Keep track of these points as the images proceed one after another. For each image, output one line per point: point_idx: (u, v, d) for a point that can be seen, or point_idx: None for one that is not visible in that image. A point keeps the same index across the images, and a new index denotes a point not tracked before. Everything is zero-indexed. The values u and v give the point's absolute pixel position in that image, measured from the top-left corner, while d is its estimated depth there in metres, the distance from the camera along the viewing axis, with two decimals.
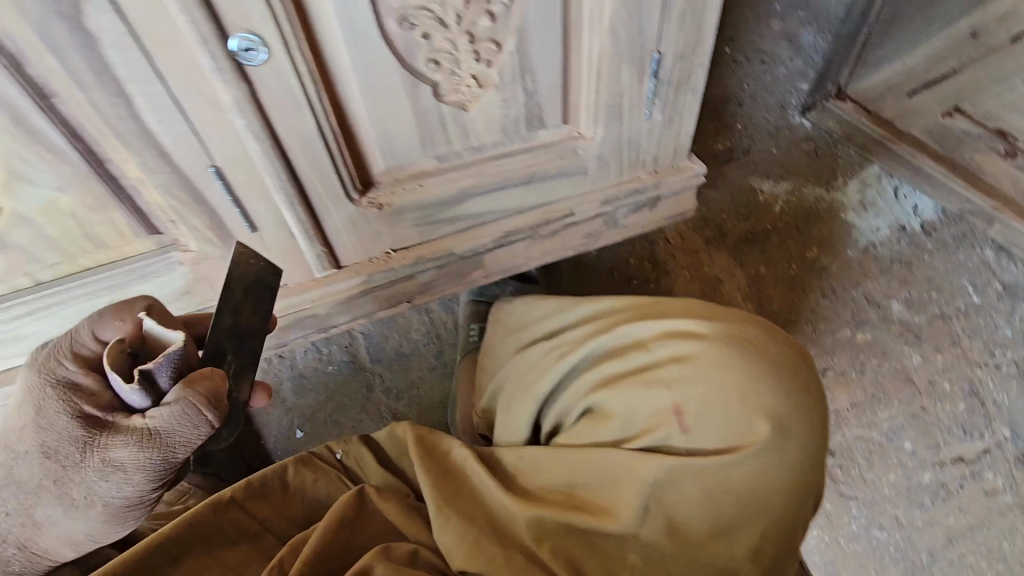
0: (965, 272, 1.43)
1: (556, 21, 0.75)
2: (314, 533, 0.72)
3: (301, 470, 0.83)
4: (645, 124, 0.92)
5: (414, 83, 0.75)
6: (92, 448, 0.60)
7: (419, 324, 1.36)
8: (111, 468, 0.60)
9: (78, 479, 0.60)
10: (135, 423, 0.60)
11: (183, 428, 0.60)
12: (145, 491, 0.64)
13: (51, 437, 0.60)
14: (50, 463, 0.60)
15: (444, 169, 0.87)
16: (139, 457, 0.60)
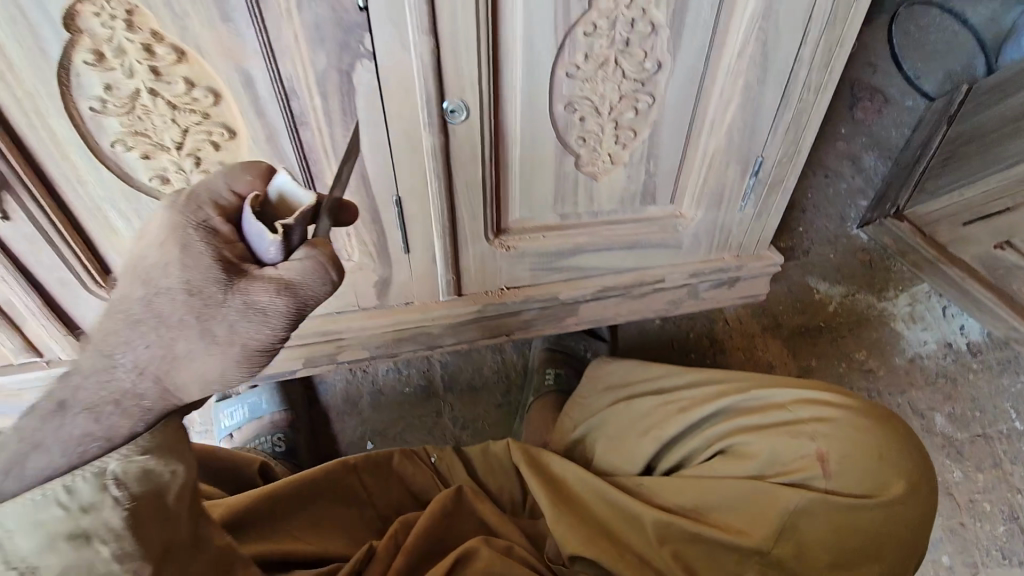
0: (1008, 396, 1.50)
1: (684, 121, 0.92)
2: (422, 517, 0.83)
3: (406, 459, 0.94)
4: (738, 214, 1.07)
5: (563, 152, 0.92)
6: (200, 296, 0.45)
7: (493, 362, 1.48)
8: (219, 325, 0.45)
9: (176, 337, 0.45)
10: (262, 271, 0.47)
11: (320, 282, 0.48)
12: (245, 365, 0.47)
13: (154, 278, 0.46)
14: (146, 314, 0.45)
15: (565, 225, 1.02)
16: (259, 310, 0.46)
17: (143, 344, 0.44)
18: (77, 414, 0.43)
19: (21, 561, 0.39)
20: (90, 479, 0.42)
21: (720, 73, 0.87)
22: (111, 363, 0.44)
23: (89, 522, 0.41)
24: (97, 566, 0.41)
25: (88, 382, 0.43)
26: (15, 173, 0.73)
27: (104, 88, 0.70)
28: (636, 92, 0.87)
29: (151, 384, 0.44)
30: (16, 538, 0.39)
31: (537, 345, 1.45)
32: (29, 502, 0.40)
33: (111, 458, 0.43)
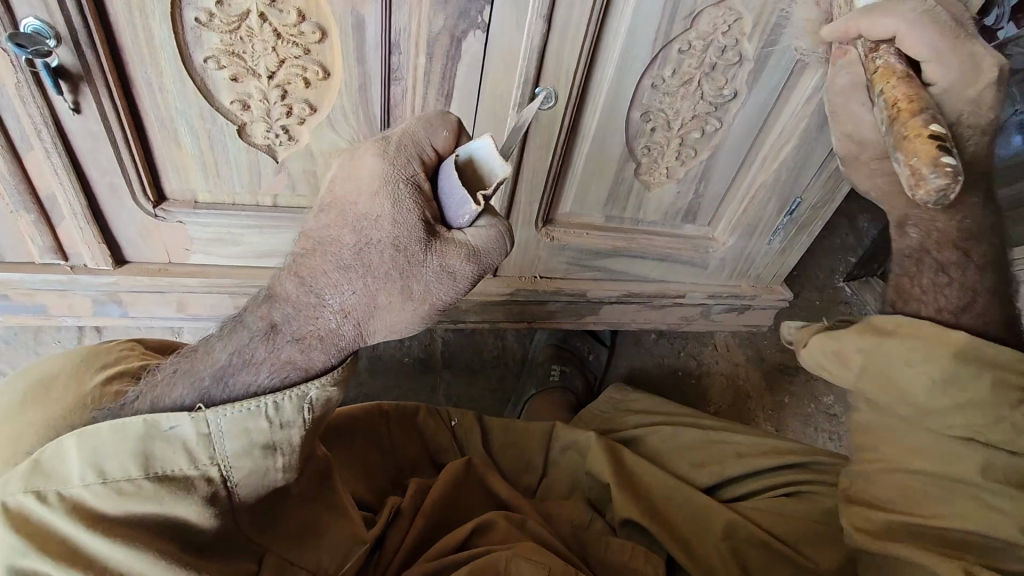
0: None
1: (741, 151, 0.98)
2: (436, 483, 0.94)
3: (429, 417, 1.08)
4: (765, 247, 1.13)
5: (627, 157, 0.96)
6: (408, 253, 0.57)
7: (492, 347, 1.50)
8: (418, 279, 0.58)
9: (383, 287, 0.57)
10: (457, 235, 0.59)
11: (498, 252, 0.61)
12: (427, 316, 0.60)
13: (365, 231, 0.57)
14: (361, 269, 0.57)
15: (606, 227, 1.06)
16: (451, 272, 0.59)
17: (353, 293, 0.57)
18: (287, 344, 0.57)
19: (225, 454, 0.54)
20: (291, 402, 0.55)
21: (785, 112, 0.93)
22: (322, 303, 0.57)
23: (278, 436, 0.55)
24: (273, 470, 0.57)
25: (298, 316, 0.57)
26: (99, 69, 0.71)
27: (216, 2, 0.69)
28: (707, 115, 0.92)
29: (353, 326, 0.58)
30: (227, 436, 0.54)
31: (543, 339, 1.49)
32: (242, 411, 0.54)
33: (311, 386, 0.56)
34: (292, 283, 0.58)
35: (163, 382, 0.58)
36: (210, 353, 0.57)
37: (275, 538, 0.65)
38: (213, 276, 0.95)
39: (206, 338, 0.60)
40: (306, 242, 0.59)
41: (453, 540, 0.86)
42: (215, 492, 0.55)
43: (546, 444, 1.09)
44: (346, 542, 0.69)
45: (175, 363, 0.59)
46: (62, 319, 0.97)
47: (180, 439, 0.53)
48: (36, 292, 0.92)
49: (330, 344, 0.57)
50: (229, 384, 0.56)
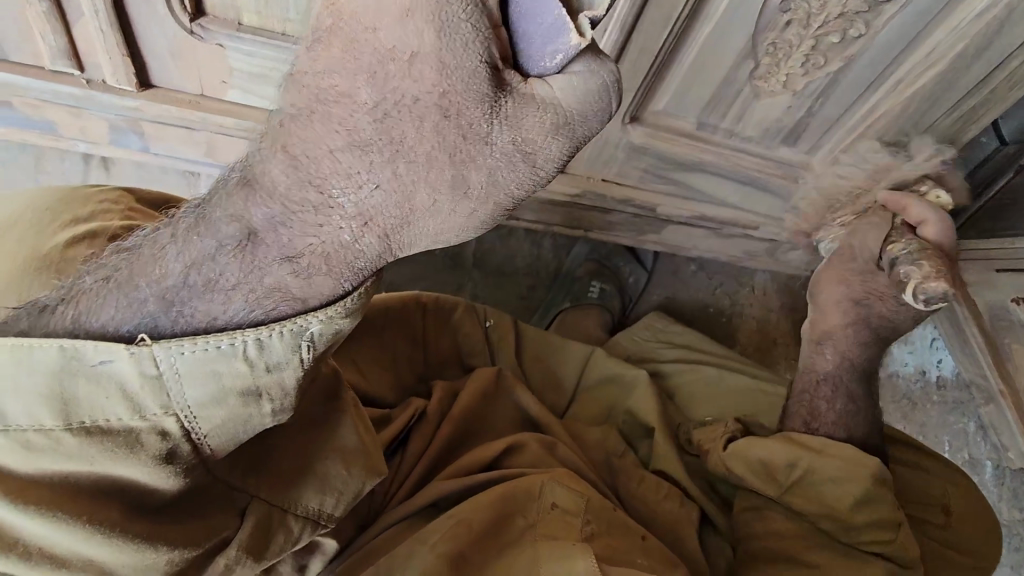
0: (949, 431, 1.39)
1: (874, 71, 0.83)
2: (466, 389, 0.92)
3: (467, 316, 1.04)
4: (859, 186, 1.02)
5: (747, 55, 0.82)
6: (462, 125, 0.45)
7: (525, 254, 1.39)
8: (483, 162, 0.47)
9: (428, 174, 0.47)
10: (533, 95, 0.45)
11: (593, 110, 0.46)
12: (489, 215, 0.50)
13: (392, 83, 0.44)
14: (389, 146, 0.46)
15: (694, 135, 0.95)
16: (525, 154, 0.47)
17: (378, 184, 0.47)
18: (279, 264, 0.49)
19: (186, 404, 0.50)
20: (282, 341, 0.50)
21: (941, 28, 0.76)
22: (333, 201, 0.47)
23: (262, 380, 0.51)
24: (258, 415, 0.53)
25: (294, 220, 0.48)
26: None
27: None
28: (856, 14, 0.76)
29: (375, 228, 0.48)
30: (186, 381, 0.50)
31: (582, 254, 1.38)
32: (208, 353, 0.49)
33: (311, 321, 0.50)
34: (281, 159, 0.46)
35: (90, 300, 0.50)
36: (153, 268, 0.50)
37: (263, 484, 0.62)
38: (249, 118, 0.83)
39: (166, 229, 0.53)
40: (302, 96, 0.45)
41: (484, 457, 0.84)
42: (171, 449, 0.52)
43: (582, 367, 1.06)
44: (353, 483, 0.66)
45: (103, 276, 0.52)
46: (74, 143, 0.87)
47: (114, 383, 0.49)
48: (46, 107, 0.80)
49: (342, 266, 0.50)
50: (185, 315, 0.50)
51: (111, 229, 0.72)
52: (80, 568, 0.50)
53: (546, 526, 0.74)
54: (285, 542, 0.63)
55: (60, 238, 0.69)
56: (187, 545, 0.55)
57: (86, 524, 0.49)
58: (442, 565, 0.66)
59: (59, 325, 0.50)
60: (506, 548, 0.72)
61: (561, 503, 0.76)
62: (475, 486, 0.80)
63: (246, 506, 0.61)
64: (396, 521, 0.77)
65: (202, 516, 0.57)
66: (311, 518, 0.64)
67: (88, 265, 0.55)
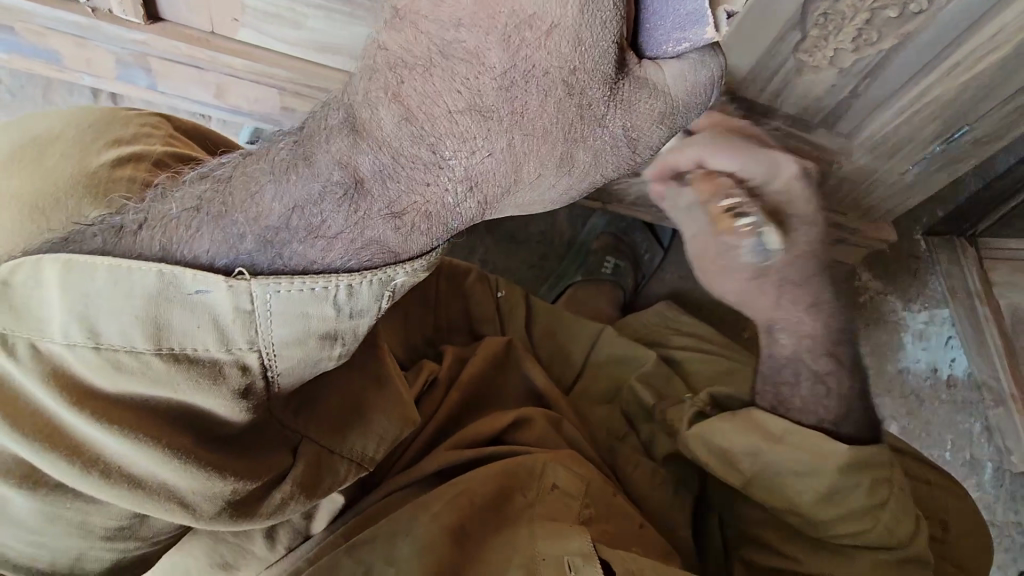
0: (953, 431, 1.30)
1: (928, 54, 0.77)
2: (476, 356, 0.91)
3: (479, 281, 1.02)
4: (897, 175, 0.97)
5: (793, 26, 0.76)
6: (583, 103, 0.46)
7: (541, 222, 1.35)
8: (591, 142, 0.49)
9: (539, 148, 0.48)
10: (648, 80, 0.47)
11: (700, 99, 0.49)
12: (581, 189, 0.52)
13: (525, 50, 0.44)
14: (510, 115, 0.46)
15: (729, 110, 0.90)
16: (631, 135, 0.49)
17: (492, 153, 0.47)
18: (381, 220, 0.49)
19: (270, 340, 0.50)
20: (370, 289, 0.50)
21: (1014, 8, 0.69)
22: (443, 163, 0.48)
23: (342, 325, 0.51)
24: (325, 359, 0.54)
25: (396, 178, 0.48)
26: None
27: None
28: None
29: (472, 195, 0.49)
30: (275, 320, 0.50)
31: (599, 226, 1.35)
32: (302, 293, 0.49)
33: (398, 271, 0.51)
34: (395, 111, 0.47)
35: (177, 227, 0.50)
36: (251, 202, 0.50)
37: (312, 425, 0.62)
38: (262, 61, 0.79)
39: (259, 163, 0.51)
40: (427, 48, 0.45)
41: (488, 430, 0.83)
42: (249, 384, 0.53)
43: (589, 344, 1.03)
44: (392, 429, 0.67)
45: (191, 205, 0.51)
46: (80, 75, 0.85)
47: (211, 312, 0.49)
48: (49, 35, 0.77)
49: (441, 225, 0.50)
50: (284, 256, 0.50)
51: (155, 155, 0.69)
52: (154, 490, 0.52)
53: (548, 504, 0.74)
54: (333, 481, 0.63)
55: (103, 159, 0.68)
56: (250, 478, 0.56)
57: (165, 449, 0.51)
58: (444, 536, 0.66)
59: (150, 248, 0.49)
60: (505, 525, 0.71)
61: (562, 483, 0.76)
62: (482, 458, 0.79)
63: (299, 443, 0.61)
64: (396, 490, 0.76)
65: (264, 453, 0.59)
66: (355, 461, 0.65)
67: (172, 186, 0.54)
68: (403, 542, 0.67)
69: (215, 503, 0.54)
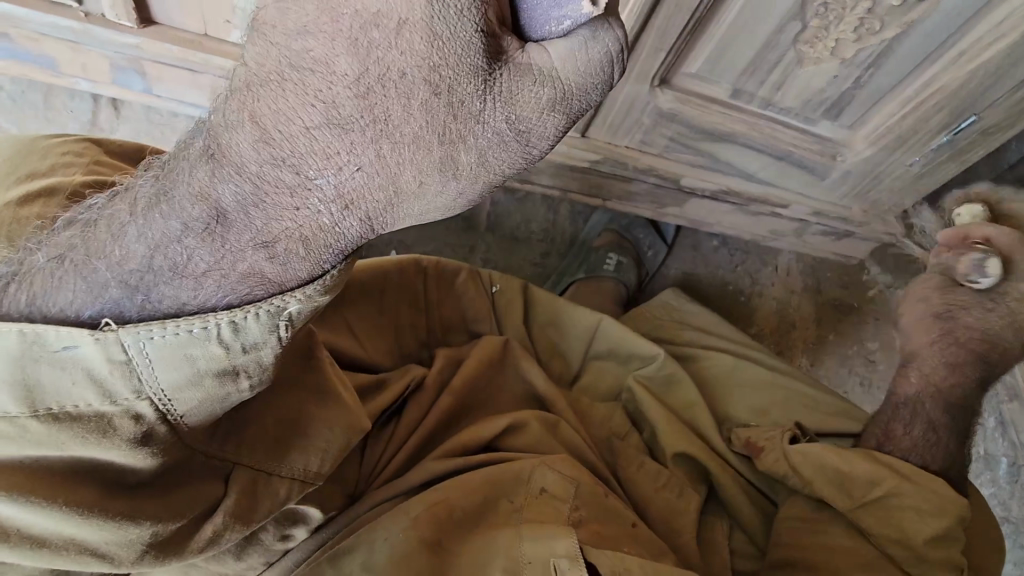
0: (967, 426, 1.27)
1: (934, 41, 0.75)
2: (471, 358, 0.90)
3: (471, 279, 1.00)
4: (902, 168, 0.94)
5: (792, 18, 0.74)
6: (453, 102, 0.45)
7: (542, 219, 1.35)
8: (475, 144, 0.47)
9: (413, 156, 0.46)
10: (531, 66, 0.45)
11: (593, 83, 0.46)
12: (476, 192, 0.50)
13: (376, 53, 0.43)
14: (372, 124, 0.45)
15: (728, 102, 0.88)
16: (518, 130, 0.47)
17: (360, 166, 0.46)
18: (255, 253, 0.49)
19: (158, 387, 0.50)
20: (259, 322, 0.50)
21: None
22: (310, 183, 0.46)
23: (239, 360, 0.51)
24: (234, 392, 0.53)
25: (266, 203, 0.47)
26: None
27: None
28: None
29: (347, 211, 0.48)
30: (156, 366, 0.49)
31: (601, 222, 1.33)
32: (180, 337, 0.49)
33: (291, 300, 0.50)
34: (250, 131, 0.45)
35: (45, 280, 0.50)
36: (112, 248, 0.49)
37: (244, 451, 0.62)
38: None
39: (122, 205, 0.51)
40: (276, 60, 0.44)
41: (482, 436, 0.82)
42: (147, 431, 0.52)
43: (587, 343, 1.02)
44: (335, 442, 0.66)
45: (58, 255, 0.51)
46: (75, 81, 0.85)
47: (85, 368, 0.48)
48: (45, 42, 0.78)
49: (321, 249, 0.50)
50: (152, 301, 0.50)
51: (69, 186, 0.67)
52: (59, 547, 0.51)
53: (534, 509, 0.73)
54: (272, 506, 0.62)
55: (8, 198, 0.64)
56: (171, 518, 0.55)
57: (65, 506, 0.50)
58: (421, 544, 0.66)
59: (16, 309, 0.49)
60: (490, 527, 0.71)
61: (551, 488, 0.75)
62: (468, 465, 0.78)
63: (230, 472, 0.61)
64: (390, 494, 0.76)
65: (186, 484, 0.58)
66: (299, 478, 0.64)
67: (43, 239, 0.54)
68: (380, 545, 0.66)
69: (132, 548, 0.54)
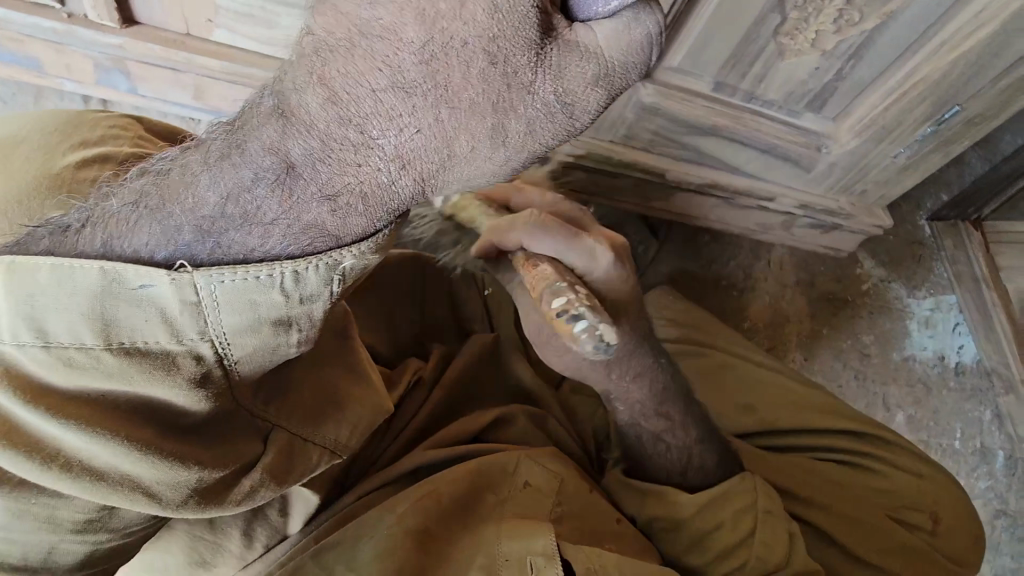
0: (962, 419, 1.26)
1: (913, 31, 0.75)
2: (463, 355, 0.91)
3: (467, 280, 1.02)
4: (888, 160, 0.94)
5: (771, 10, 0.74)
6: (507, 71, 0.47)
7: None
8: (523, 114, 0.49)
9: (467, 122, 0.49)
10: (578, 43, 0.46)
11: (637, 61, 0.47)
12: (521, 161, 0.52)
13: (441, 22, 0.45)
14: (433, 89, 0.48)
15: (712, 96, 0.88)
16: (563, 103, 0.49)
17: (419, 129, 0.49)
18: (317, 203, 0.51)
19: (221, 329, 0.50)
20: (317, 274, 0.51)
21: None
22: (373, 142, 0.50)
23: (295, 311, 0.51)
24: (285, 344, 0.53)
25: (329, 159, 0.50)
26: None
27: None
28: None
29: (405, 169, 0.51)
30: (223, 309, 0.50)
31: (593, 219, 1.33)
32: (247, 283, 0.50)
33: (345, 255, 0.52)
34: (320, 92, 0.48)
35: (120, 224, 0.50)
36: (185, 194, 0.51)
37: (284, 413, 0.61)
38: (238, 60, 0.79)
39: (195, 154, 0.52)
40: (348, 27, 0.46)
41: (470, 430, 0.83)
42: (206, 374, 0.52)
43: None
44: (366, 416, 0.66)
45: (131, 201, 0.52)
46: (60, 81, 0.86)
47: (160, 307, 0.48)
48: (29, 44, 0.79)
49: (379, 206, 0.52)
50: (223, 246, 0.51)
51: (122, 155, 0.70)
52: (115, 483, 0.51)
53: (517, 502, 0.74)
54: (305, 471, 0.62)
55: (68, 161, 0.67)
56: (217, 467, 0.55)
57: (128, 442, 0.50)
58: (403, 539, 0.67)
59: (91, 249, 0.49)
60: (469, 523, 0.72)
61: (534, 481, 0.76)
62: (456, 459, 0.79)
63: (270, 432, 0.60)
64: (381, 485, 0.76)
65: (235, 438, 0.58)
66: (329, 448, 0.64)
67: (115, 185, 0.54)
68: (364, 544, 0.67)
69: (181, 492, 0.53)
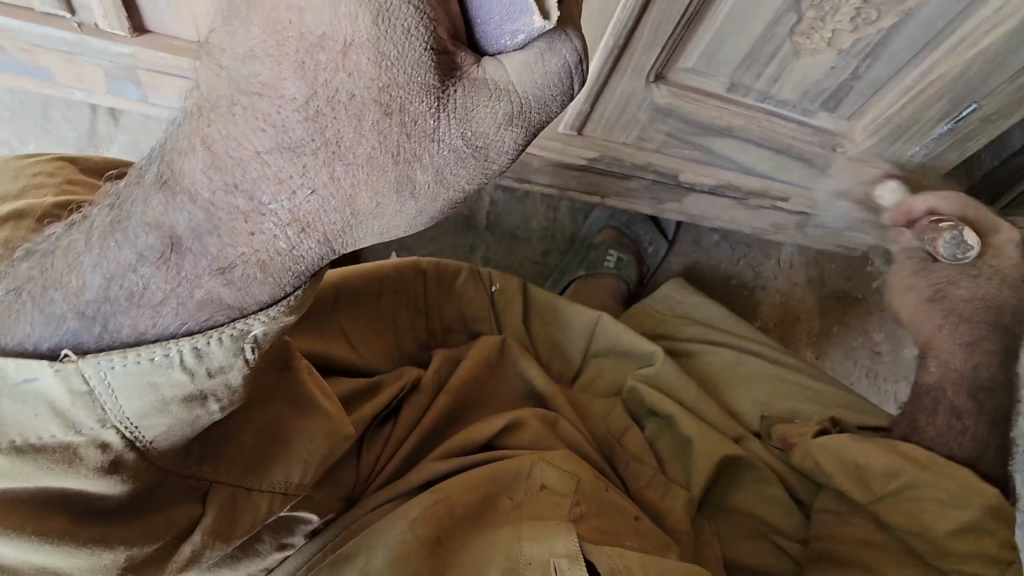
0: None
1: (932, 28, 0.74)
2: (468, 358, 0.90)
3: (471, 279, 1.00)
4: (903, 157, 0.94)
5: (788, 9, 0.73)
6: (406, 120, 0.43)
7: (542, 217, 1.35)
8: (433, 161, 0.45)
9: (369, 176, 0.44)
10: (485, 81, 0.44)
11: (549, 95, 0.45)
12: (439, 210, 0.48)
13: (324, 74, 0.41)
14: (325, 147, 0.43)
15: (725, 97, 0.88)
16: (476, 145, 0.45)
17: (314, 189, 0.44)
18: (208, 278, 0.45)
19: (124, 415, 0.48)
20: (222, 346, 0.48)
21: None
22: (265, 209, 0.44)
23: (205, 385, 0.49)
24: (205, 415, 0.51)
25: (215, 231, 0.44)
26: None
27: None
28: None
29: (303, 233, 0.45)
30: (121, 395, 0.48)
31: (601, 219, 1.33)
32: (142, 366, 0.47)
33: (254, 323, 0.48)
34: (201, 157, 0.42)
35: (2, 314, 0.47)
36: (69, 278, 0.46)
37: (221, 470, 0.60)
38: None
39: (77, 233, 0.48)
40: (227, 85, 0.42)
41: (481, 436, 0.82)
42: (115, 459, 0.50)
43: (588, 340, 1.03)
44: (317, 450, 0.65)
45: (16, 286, 0.49)
46: (71, 90, 0.86)
47: (48, 400, 0.47)
48: (40, 54, 0.79)
49: (280, 274, 0.46)
50: (109, 331, 0.47)
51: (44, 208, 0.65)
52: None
53: (536, 506, 0.73)
54: (253, 522, 0.61)
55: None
56: (144, 542, 0.54)
57: (35, 535, 0.49)
58: (421, 544, 0.66)
59: None
60: (490, 526, 0.71)
61: (551, 483, 0.75)
62: (466, 465, 0.78)
63: (209, 491, 0.60)
64: (390, 495, 0.76)
65: (164, 508, 0.57)
66: (279, 492, 0.63)
67: (4, 269, 0.52)
68: (379, 549, 0.66)
69: None
